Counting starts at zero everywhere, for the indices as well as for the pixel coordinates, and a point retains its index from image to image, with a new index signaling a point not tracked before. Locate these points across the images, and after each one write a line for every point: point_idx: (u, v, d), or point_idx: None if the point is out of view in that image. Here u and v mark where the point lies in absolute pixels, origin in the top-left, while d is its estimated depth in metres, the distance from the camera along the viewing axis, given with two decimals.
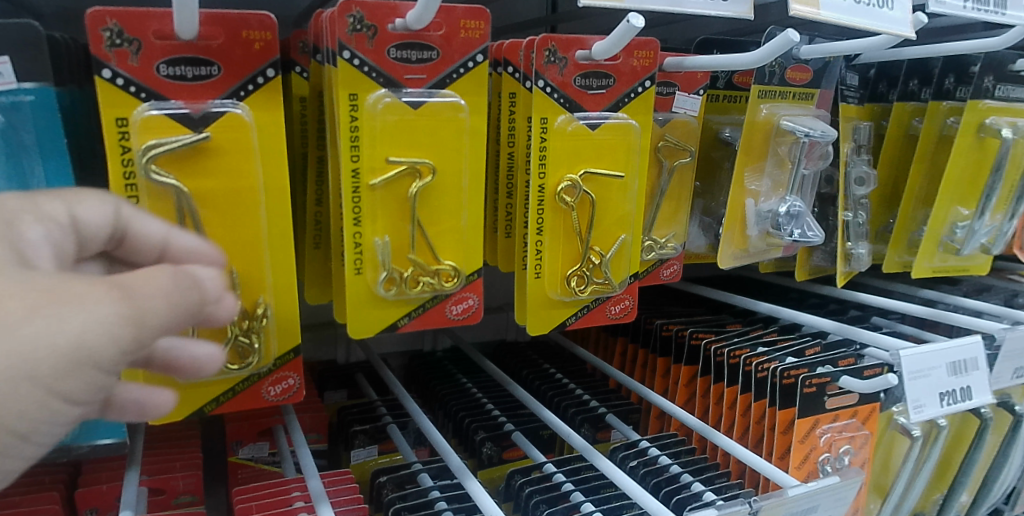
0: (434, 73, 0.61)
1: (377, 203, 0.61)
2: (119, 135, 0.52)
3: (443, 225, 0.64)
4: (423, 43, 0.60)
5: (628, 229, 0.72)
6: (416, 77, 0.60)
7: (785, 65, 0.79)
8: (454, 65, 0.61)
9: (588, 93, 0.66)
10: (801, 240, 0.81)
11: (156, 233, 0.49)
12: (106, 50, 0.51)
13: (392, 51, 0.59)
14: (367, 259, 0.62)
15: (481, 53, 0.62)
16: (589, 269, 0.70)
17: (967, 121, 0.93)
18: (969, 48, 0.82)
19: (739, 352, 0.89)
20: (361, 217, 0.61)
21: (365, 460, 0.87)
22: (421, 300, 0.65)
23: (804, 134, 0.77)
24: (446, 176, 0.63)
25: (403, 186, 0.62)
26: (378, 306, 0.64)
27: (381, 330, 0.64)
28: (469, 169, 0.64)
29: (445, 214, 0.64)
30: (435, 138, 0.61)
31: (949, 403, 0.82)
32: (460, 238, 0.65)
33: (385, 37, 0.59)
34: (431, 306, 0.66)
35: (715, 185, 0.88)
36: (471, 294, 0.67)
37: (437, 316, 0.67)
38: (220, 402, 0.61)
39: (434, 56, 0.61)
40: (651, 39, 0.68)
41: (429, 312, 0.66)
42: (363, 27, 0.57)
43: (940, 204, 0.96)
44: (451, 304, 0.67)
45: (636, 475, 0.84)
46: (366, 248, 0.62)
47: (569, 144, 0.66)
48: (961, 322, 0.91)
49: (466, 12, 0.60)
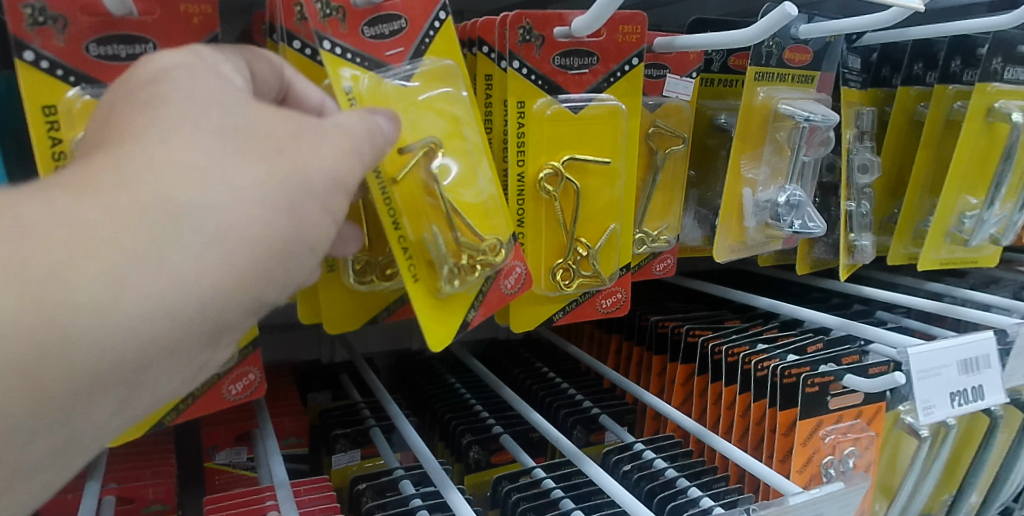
0: (410, 42, 0.57)
1: (397, 194, 0.55)
2: (48, 124, 0.48)
3: (476, 204, 0.58)
4: (389, 12, 0.55)
5: (618, 218, 0.67)
6: (397, 51, 0.56)
7: (782, 45, 0.75)
8: (422, 31, 0.57)
9: (568, 73, 0.62)
10: (802, 231, 0.76)
11: (314, 105, 0.52)
12: (28, 28, 0.46)
13: (365, 29, 0.55)
14: (414, 260, 0.55)
15: (443, 9, 0.58)
16: (575, 261, 0.65)
17: (974, 106, 0.88)
18: (977, 27, 0.77)
19: (738, 349, 0.85)
20: (396, 213, 0.55)
21: (347, 465, 0.83)
22: (479, 287, 0.60)
23: (804, 118, 0.73)
24: (452, 151, 0.57)
25: (421, 167, 0.56)
26: (440, 305, 0.58)
27: (455, 330, 0.59)
28: (474, 149, 0.58)
29: (470, 191, 0.58)
30: (432, 118, 0.56)
31: (960, 404, 0.77)
32: (492, 212, 0.59)
33: (357, 15, 0.54)
34: (489, 289, 0.60)
35: (711, 173, 0.84)
36: (518, 262, 0.62)
37: (495, 299, 0.62)
38: (180, 411, 0.60)
39: (404, 25, 0.56)
40: (636, 12, 0.64)
41: (492, 296, 0.61)
42: (331, 11, 0.53)
43: (948, 192, 0.92)
44: (503, 280, 0.61)
45: (629, 480, 0.80)
46: (406, 245, 0.55)
47: (550, 129, 0.62)
48: (969, 316, 0.87)
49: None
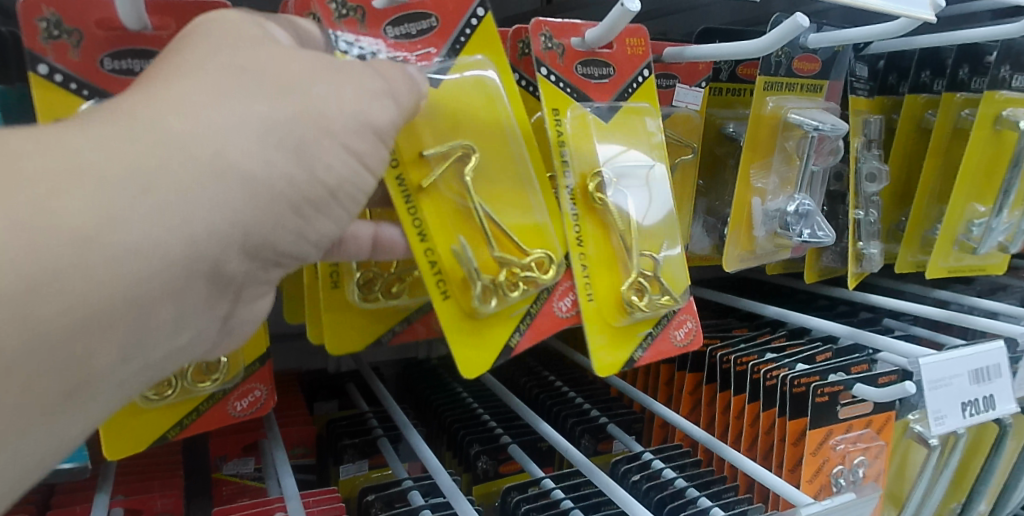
0: (441, 42, 0.56)
1: (429, 206, 0.54)
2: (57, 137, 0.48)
3: (519, 220, 0.58)
4: (417, 12, 0.55)
5: (671, 229, 0.66)
6: (427, 50, 0.56)
7: (791, 55, 0.75)
8: (457, 31, 0.56)
9: (590, 82, 0.63)
10: (812, 239, 0.76)
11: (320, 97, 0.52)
12: (42, 42, 0.46)
13: (388, 29, 0.54)
14: (449, 276, 0.55)
15: (480, 7, 0.57)
16: (645, 279, 0.63)
17: (982, 114, 0.88)
18: (986, 35, 0.77)
19: (747, 359, 0.85)
20: (426, 231, 0.54)
21: (354, 475, 0.82)
22: (524, 309, 0.59)
23: (813, 128, 0.73)
24: (493, 165, 0.57)
25: (456, 181, 0.55)
26: (478, 328, 0.57)
27: (501, 355, 0.58)
28: (517, 161, 0.58)
29: (511, 204, 0.58)
30: (473, 128, 0.56)
31: (972, 414, 0.76)
32: (538, 230, 0.59)
33: (378, 14, 0.54)
34: (539, 312, 0.60)
35: (719, 182, 0.84)
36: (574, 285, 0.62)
37: (548, 322, 0.61)
38: (185, 426, 0.59)
39: (433, 24, 0.56)
40: (639, 26, 0.65)
41: (541, 320, 0.60)
42: (348, 10, 0.53)
43: (956, 200, 0.92)
44: (556, 302, 0.61)
45: (638, 490, 0.80)
46: (436, 259, 0.55)
47: (586, 136, 0.62)
48: (978, 325, 0.86)
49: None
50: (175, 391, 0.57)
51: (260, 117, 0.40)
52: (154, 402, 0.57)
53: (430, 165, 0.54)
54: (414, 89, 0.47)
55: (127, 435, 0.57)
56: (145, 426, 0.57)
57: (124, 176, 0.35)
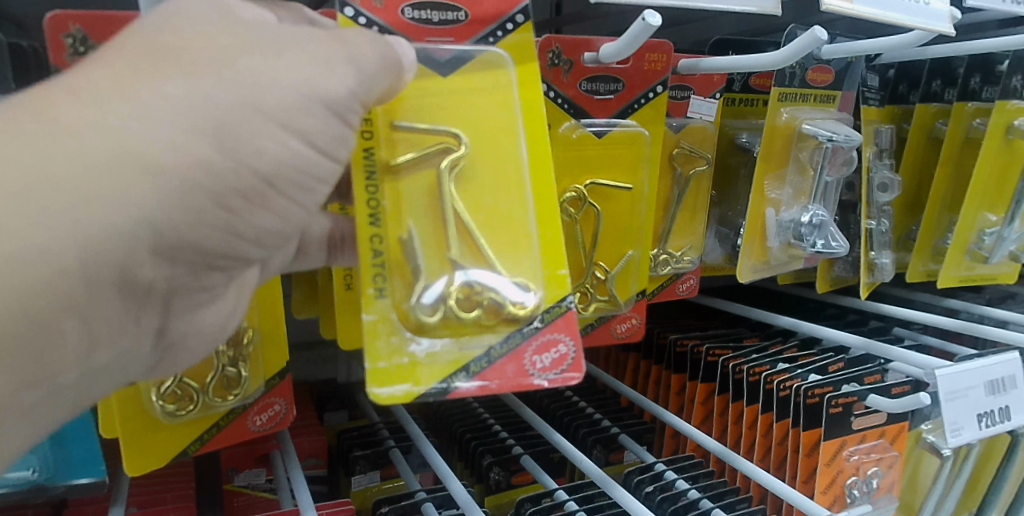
0: (463, 36, 0.52)
1: (399, 193, 0.50)
2: None
3: (505, 232, 0.51)
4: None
5: (636, 244, 0.69)
6: (443, 40, 0.52)
7: (805, 66, 0.75)
8: (490, 27, 0.52)
9: (594, 98, 0.65)
10: (825, 250, 0.76)
11: None
12: (68, 59, 0.49)
13: (406, 10, 0.51)
14: (394, 273, 0.49)
15: (521, 12, 0.52)
16: (593, 285, 0.67)
17: (993, 124, 0.87)
18: (996, 45, 0.77)
19: (760, 369, 0.85)
20: (380, 214, 0.49)
21: (366, 487, 0.82)
22: (481, 345, 0.48)
23: (827, 139, 0.73)
24: (483, 166, 0.51)
25: (431, 174, 0.50)
26: (410, 343, 0.48)
27: (432, 389, 0.47)
28: (512, 167, 0.51)
29: (495, 210, 0.51)
30: (469, 112, 0.51)
31: (987, 426, 0.76)
32: (527, 249, 0.51)
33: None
34: (501, 355, 0.48)
35: (733, 194, 0.84)
36: (562, 337, 0.50)
37: (512, 371, 0.48)
38: (206, 441, 0.61)
39: (460, 18, 0.52)
40: (664, 42, 0.66)
41: (501, 367, 0.48)
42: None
43: (967, 209, 0.91)
44: (529, 351, 0.49)
45: (651, 501, 0.79)
46: (383, 250, 0.49)
47: (574, 152, 0.65)
48: (990, 335, 0.86)
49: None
50: (196, 406, 0.59)
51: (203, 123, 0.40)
52: (176, 416, 0.58)
53: (403, 147, 0.50)
54: (388, 62, 0.44)
55: (149, 450, 0.59)
56: (167, 441, 0.59)
57: (125, 175, 0.38)
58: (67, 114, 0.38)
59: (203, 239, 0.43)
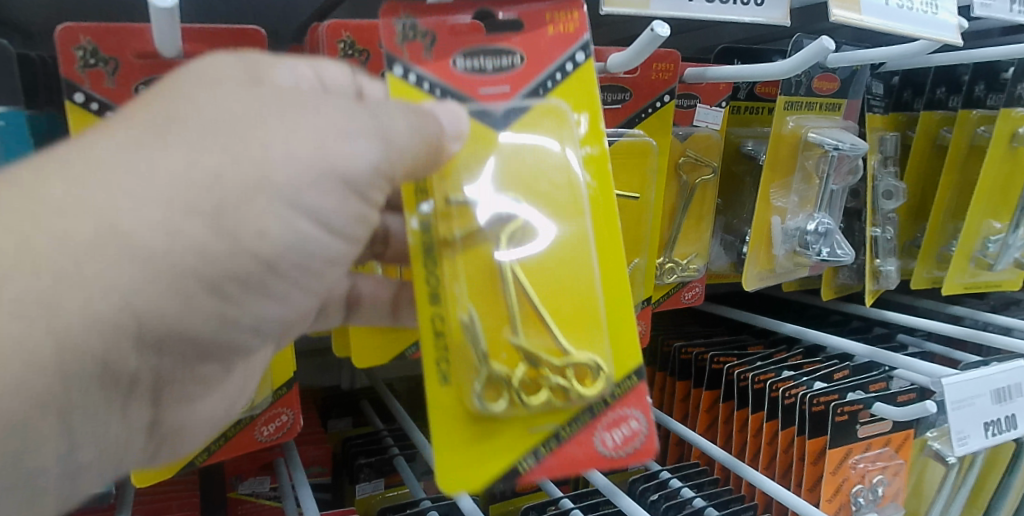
0: (520, 83, 0.49)
1: (458, 269, 0.47)
2: None
3: (571, 303, 0.48)
4: (501, 48, 0.49)
5: (642, 253, 0.69)
6: (498, 89, 0.49)
7: (811, 74, 0.75)
8: (548, 71, 0.49)
9: (604, 108, 0.67)
10: (830, 259, 0.76)
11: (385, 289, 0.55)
12: (80, 71, 0.50)
13: (457, 60, 0.49)
14: (456, 356, 0.47)
15: (579, 50, 0.50)
16: None
17: (997, 131, 0.87)
18: (1001, 54, 0.76)
19: (765, 377, 0.84)
20: (441, 293, 0.47)
21: (370, 495, 0.81)
22: (553, 428, 0.46)
23: (833, 147, 0.72)
24: (543, 232, 0.48)
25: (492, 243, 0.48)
26: (471, 432, 0.46)
27: (499, 479, 0.45)
28: (578, 234, 0.48)
29: (560, 279, 0.48)
30: (527, 173, 0.48)
31: (994, 434, 0.75)
32: (595, 319, 0.48)
33: (450, 43, 0.49)
34: (570, 437, 0.46)
35: (737, 201, 0.84)
36: (634, 413, 0.48)
37: (586, 453, 0.46)
38: (214, 452, 0.62)
39: (515, 63, 0.49)
40: (672, 51, 0.67)
41: (571, 450, 0.46)
42: (414, 35, 0.48)
43: (972, 217, 0.91)
44: (601, 429, 0.47)
45: (656, 510, 0.79)
46: (445, 333, 0.47)
47: None
48: (997, 343, 0.85)
49: (551, 7, 0.50)
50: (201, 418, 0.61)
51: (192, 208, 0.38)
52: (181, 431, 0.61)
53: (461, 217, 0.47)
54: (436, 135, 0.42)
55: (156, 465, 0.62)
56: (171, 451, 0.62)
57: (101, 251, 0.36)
58: (68, 157, 0.37)
59: (193, 327, 0.42)
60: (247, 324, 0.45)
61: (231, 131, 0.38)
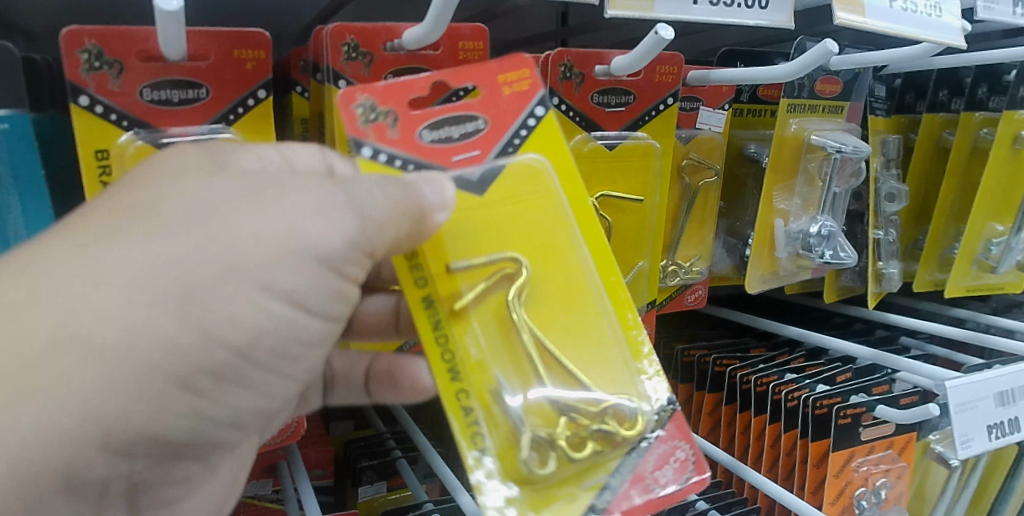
0: (487, 145, 0.51)
1: (470, 335, 0.48)
2: (100, 169, 0.51)
3: (585, 347, 0.50)
4: (463, 114, 0.50)
5: (647, 254, 0.70)
6: (467, 154, 0.50)
7: (814, 77, 0.75)
8: (510, 133, 0.51)
9: (606, 111, 0.66)
10: (834, 261, 0.76)
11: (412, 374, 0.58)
12: (84, 74, 0.49)
13: (424, 132, 0.49)
14: (488, 424, 0.46)
15: (538, 105, 0.52)
16: None
17: (1000, 134, 0.87)
18: (1003, 57, 0.76)
19: (768, 379, 0.83)
20: (457, 362, 0.47)
21: (373, 498, 0.82)
22: (605, 475, 0.48)
23: (835, 149, 0.73)
24: (546, 282, 0.50)
25: (500, 299, 0.49)
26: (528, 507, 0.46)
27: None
28: (586, 283, 0.50)
29: (570, 325, 0.50)
30: (524, 227, 0.50)
31: (997, 437, 0.75)
32: (610, 358, 0.50)
33: (413, 119, 0.49)
34: (624, 483, 0.48)
35: (740, 203, 0.84)
36: (678, 442, 0.50)
37: (644, 494, 0.48)
38: None
39: (480, 126, 0.51)
40: (675, 53, 0.67)
41: (630, 500, 0.47)
42: (376, 116, 0.48)
43: (974, 220, 0.91)
44: (649, 470, 0.49)
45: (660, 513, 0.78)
46: (472, 406, 0.47)
47: (586, 165, 0.65)
48: (1000, 345, 0.85)
49: (501, 65, 0.51)
50: None
51: (160, 310, 0.38)
52: None
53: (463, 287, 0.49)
54: (420, 212, 0.42)
55: None
56: None
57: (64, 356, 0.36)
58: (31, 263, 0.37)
59: (163, 430, 0.42)
60: (224, 420, 0.45)
61: (199, 223, 0.39)
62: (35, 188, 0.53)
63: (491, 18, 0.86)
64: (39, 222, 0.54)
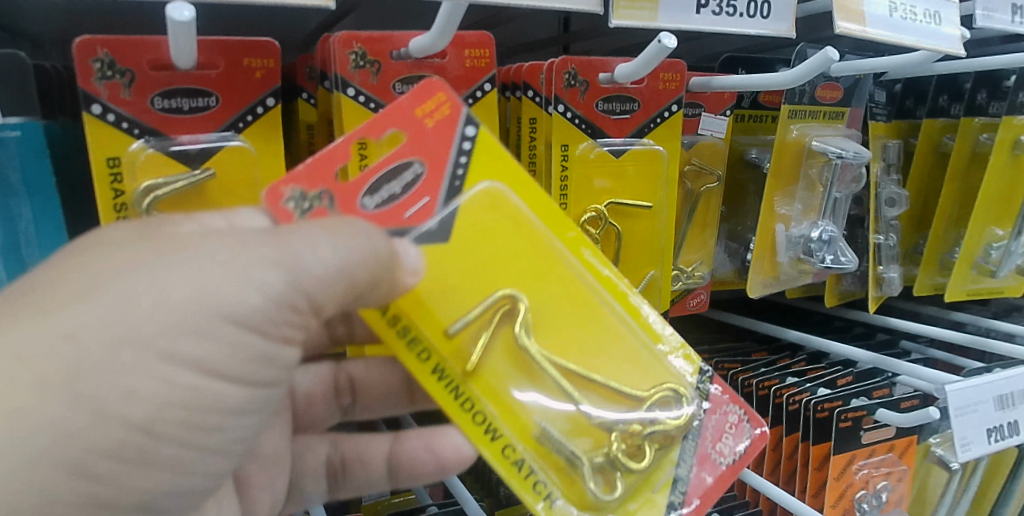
0: (433, 189, 0.50)
1: (488, 390, 0.50)
2: (111, 177, 0.52)
3: (598, 356, 0.53)
4: (398, 165, 0.49)
5: (657, 265, 0.71)
6: (417, 204, 0.50)
7: (815, 83, 0.75)
8: (449, 168, 0.50)
9: (610, 118, 0.66)
10: (835, 266, 0.76)
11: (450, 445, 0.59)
12: (96, 83, 0.50)
13: (365, 199, 0.49)
14: (538, 463, 0.50)
15: (466, 127, 0.51)
16: None
17: (999, 139, 0.88)
18: (1002, 63, 0.77)
19: (769, 383, 0.84)
20: (487, 418, 0.50)
21: (378, 500, 0.83)
22: (673, 470, 0.52)
23: (836, 155, 0.73)
24: (543, 305, 0.52)
25: (507, 333, 0.51)
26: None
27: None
28: (584, 297, 0.53)
29: (576, 340, 0.52)
30: (512, 262, 0.51)
31: (997, 440, 0.76)
32: (622, 352, 0.53)
33: (348, 190, 0.48)
34: (692, 471, 0.52)
35: (742, 209, 0.84)
36: (730, 406, 0.54)
37: (716, 471, 0.53)
38: None
39: (418, 171, 0.50)
40: (677, 61, 0.67)
41: (701, 483, 0.52)
42: (310, 203, 0.48)
43: (974, 225, 0.92)
44: (710, 445, 0.53)
45: None
46: (521, 456, 0.50)
47: (592, 172, 0.66)
48: (1000, 349, 0.86)
49: (413, 99, 0.49)
50: None
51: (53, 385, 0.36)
52: None
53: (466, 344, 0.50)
54: (383, 263, 0.43)
55: None
56: None
57: None
58: None
59: None
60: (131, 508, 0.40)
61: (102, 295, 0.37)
62: (46, 196, 0.54)
63: (494, 25, 0.86)
64: (49, 229, 0.54)
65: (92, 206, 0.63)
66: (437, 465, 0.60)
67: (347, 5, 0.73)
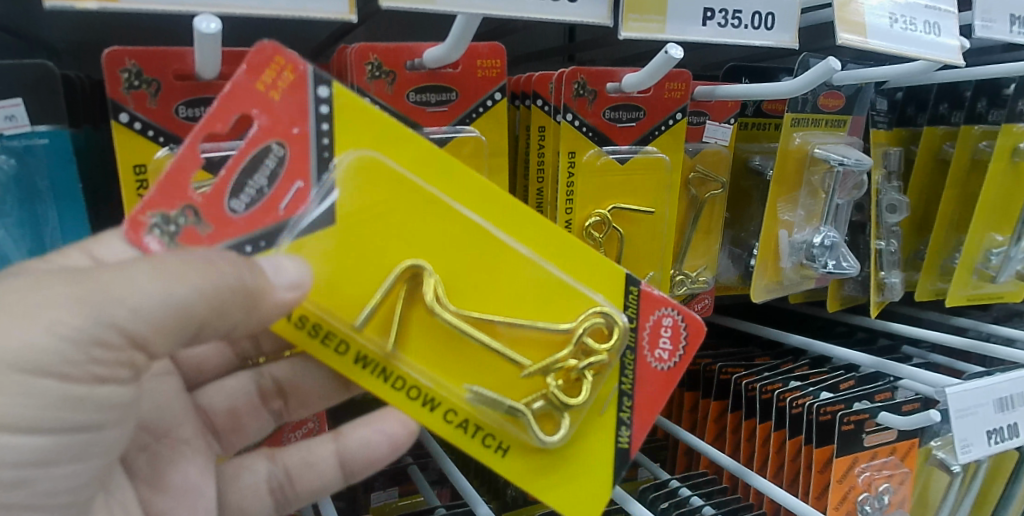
0: (304, 169, 0.48)
1: (410, 366, 0.51)
2: (137, 183, 0.54)
3: (516, 314, 0.52)
4: (257, 153, 0.47)
5: (656, 265, 0.73)
6: (294, 188, 0.48)
7: (816, 93, 0.77)
8: (313, 142, 0.48)
9: (618, 126, 0.68)
10: (836, 271, 0.79)
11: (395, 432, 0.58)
12: (124, 92, 0.52)
13: (231, 204, 0.47)
14: (481, 419, 0.52)
15: (317, 88, 0.47)
16: None
17: (999, 146, 0.89)
18: (999, 71, 0.78)
19: (771, 387, 0.85)
20: (422, 391, 0.51)
21: (385, 502, 0.84)
22: (620, 391, 0.55)
23: (837, 162, 0.75)
24: (449, 269, 0.51)
25: (419, 303, 0.50)
26: (557, 464, 0.53)
27: (616, 458, 0.55)
28: (484, 254, 0.51)
29: (489, 299, 0.51)
30: (414, 231, 0.49)
31: (996, 442, 0.76)
32: (535, 303, 0.52)
33: (211, 200, 0.46)
34: (634, 387, 0.55)
35: (746, 215, 0.86)
36: (663, 310, 0.55)
37: (655, 376, 0.56)
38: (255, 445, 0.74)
39: (281, 154, 0.47)
40: (682, 70, 0.69)
41: (644, 394, 0.55)
42: (175, 224, 0.46)
43: (974, 231, 0.93)
44: (648, 353, 0.55)
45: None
46: (463, 418, 0.52)
47: (597, 178, 0.68)
48: (1000, 353, 0.87)
49: (251, 74, 0.46)
50: None
51: None
52: None
53: (379, 328, 0.50)
54: (235, 287, 0.42)
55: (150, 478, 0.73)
56: None
57: None
58: None
59: None
60: None
61: None
62: (71, 203, 0.56)
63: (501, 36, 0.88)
64: (74, 234, 0.56)
65: (108, 212, 0.64)
66: (389, 445, 0.58)
67: (359, 17, 0.75)
